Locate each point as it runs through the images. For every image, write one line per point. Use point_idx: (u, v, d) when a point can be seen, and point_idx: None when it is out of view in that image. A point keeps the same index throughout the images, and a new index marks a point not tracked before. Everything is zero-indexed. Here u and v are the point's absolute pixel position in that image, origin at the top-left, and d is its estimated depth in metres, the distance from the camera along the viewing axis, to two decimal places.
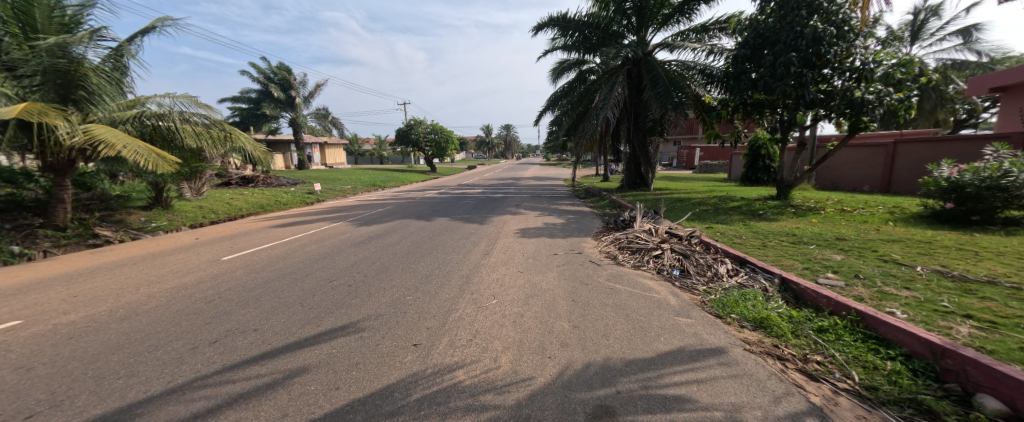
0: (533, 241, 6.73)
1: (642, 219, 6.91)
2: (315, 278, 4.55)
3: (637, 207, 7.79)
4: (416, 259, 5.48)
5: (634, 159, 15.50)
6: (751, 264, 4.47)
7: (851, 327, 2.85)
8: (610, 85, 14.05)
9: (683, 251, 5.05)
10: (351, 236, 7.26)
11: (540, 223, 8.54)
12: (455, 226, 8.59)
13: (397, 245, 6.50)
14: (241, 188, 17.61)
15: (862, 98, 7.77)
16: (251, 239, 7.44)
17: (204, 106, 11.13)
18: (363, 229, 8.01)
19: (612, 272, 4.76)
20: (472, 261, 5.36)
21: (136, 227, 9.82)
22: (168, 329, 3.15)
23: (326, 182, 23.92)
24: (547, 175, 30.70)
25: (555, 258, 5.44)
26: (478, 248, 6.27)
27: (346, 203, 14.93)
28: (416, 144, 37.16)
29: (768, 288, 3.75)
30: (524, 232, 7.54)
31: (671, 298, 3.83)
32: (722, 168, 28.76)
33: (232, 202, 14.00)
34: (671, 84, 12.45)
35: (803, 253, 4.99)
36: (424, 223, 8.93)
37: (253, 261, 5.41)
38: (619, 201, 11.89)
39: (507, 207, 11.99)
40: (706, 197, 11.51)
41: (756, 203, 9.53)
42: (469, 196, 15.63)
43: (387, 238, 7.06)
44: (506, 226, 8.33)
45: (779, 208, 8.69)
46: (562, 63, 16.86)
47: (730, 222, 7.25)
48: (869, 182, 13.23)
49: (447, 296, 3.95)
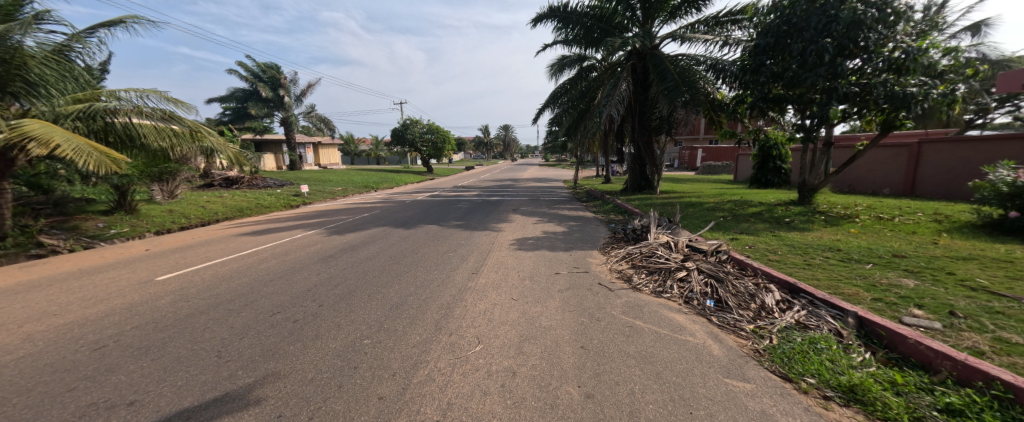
0: (530, 255, 5.81)
1: (657, 229, 5.98)
2: (255, 310, 3.61)
3: (649, 215, 6.87)
4: (389, 281, 4.55)
5: (639, 160, 14.60)
6: (808, 294, 3.51)
7: (1001, 411, 1.91)
8: (614, 82, 13.14)
9: (715, 273, 4.09)
10: (321, 248, 6.31)
11: (538, 232, 7.61)
12: (442, 235, 7.65)
13: (372, 260, 5.56)
14: (222, 190, 16.64)
15: (905, 91, 6.76)
16: (208, 250, 6.50)
17: (174, 102, 10.15)
18: (338, 239, 7.09)
19: (627, 300, 3.83)
20: (457, 284, 4.43)
21: (92, 235, 8.86)
22: (11, 401, 2.22)
23: (316, 183, 23.00)
24: (546, 176, 29.84)
25: (557, 280, 4.52)
26: (466, 264, 5.34)
27: (332, 206, 13.98)
28: (412, 144, 36.27)
29: (843, 333, 2.81)
30: (520, 244, 6.62)
31: (711, 343, 2.89)
32: (725, 169, 27.99)
33: (208, 206, 13.09)
34: (680, 79, 11.55)
35: (863, 275, 4.05)
36: (409, 230, 8.00)
37: (191, 283, 4.47)
38: (625, 205, 10.99)
39: (503, 211, 11.07)
40: (720, 201, 10.61)
41: (778, 208, 8.63)
42: (464, 199, 14.72)
43: (363, 251, 6.11)
44: (500, 235, 7.40)
45: (806, 215, 7.79)
46: (563, 59, 15.96)
47: (756, 233, 6.34)
48: (889, 185, 12.34)
49: (417, 340, 3.01)
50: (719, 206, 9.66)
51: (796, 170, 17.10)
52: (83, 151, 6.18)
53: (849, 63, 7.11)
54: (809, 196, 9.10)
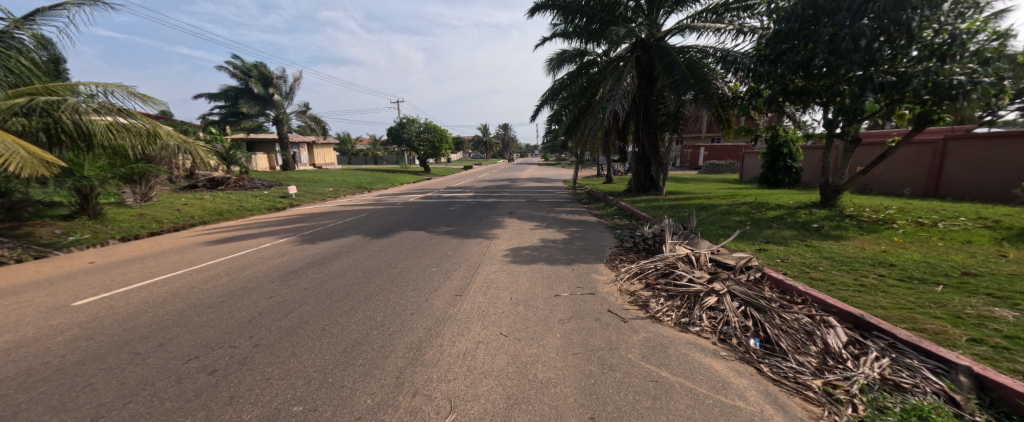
0: (526, 270, 5.01)
1: (673, 239, 5.17)
2: (169, 353, 2.81)
3: (661, 222, 6.06)
4: (354, 307, 3.75)
5: (643, 159, 13.78)
6: (885, 334, 2.68)
7: None
8: (617, 75, 12.39)
9: (754, 301, 3.27)
10: (286, 261, 5.50)
11: (535, 240, 6.79)
12: (428, 243, 6.83)
13: (341, 276, 4.75)
14: (204, 192, 15.82)
15: (951, 80, 5.93)
16: (159, 263, 5.70)
17: (141, 97, 9.31)
18: (310, 249, 6.28)
19: (646, 337, 3.02)
20: (435, 312, 3.62)
21: (46, 242, 8.06)
22: None
23: (306, 184, 22.14)
24: (546, 176, 29.08)
25: (558, 306, 3.72)
26: (451, 282, 4.54)
27: (319, 209, 13.17)
28: (408, 143, 35.43)
29: (964, 405, 1.98)
30: (516, 255, 5.81)
31: (773, 414, 2.07)
32: (728, 169, 27.39)
33: (185, 209, 12.29)
34: (689, 70, 10.72)
35: (941, 303, 3.23)
36: (392, 238, 7.20)
37: (109, 312, 3.66)
38: (630, 208, 10.20)
39: (499, 214, 10.26)
40: (733, 203, 9.82)
41: (801, 212, 7.83)
42: (458, 200, 13.92)
43: (334, 264, 5.31)
44: (492, 244, 6.59)
45: (834, 220, 7.00)
46: (563, 54, 15.15)
47: (785, 242, 5.52)
48: (910, 185, 11.53)
49: (365, 407, 2.18)
50: (733, 209, 8.86)
51: (808, 169, 16.25)
52: (9, 149, 5.37)
53: (887, 48, 6.28)
54: (833, 198, 8.29)
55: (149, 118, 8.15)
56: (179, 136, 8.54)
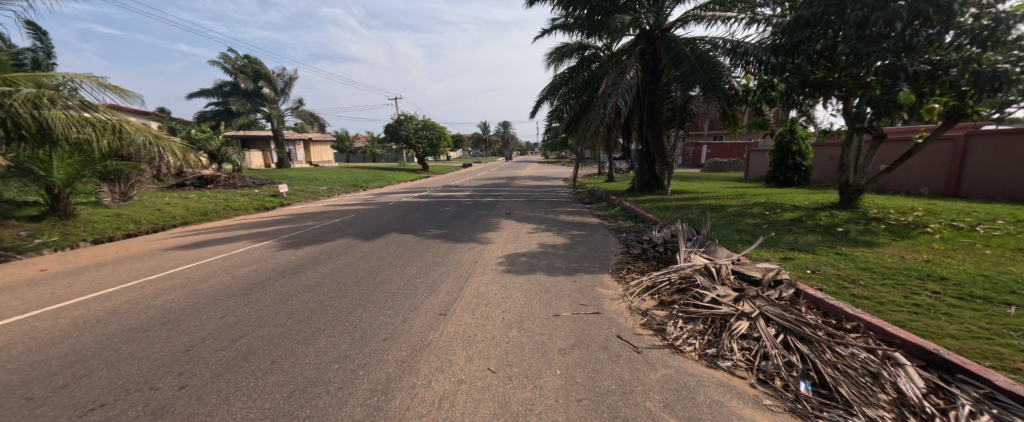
0: (523, 281, 4.45)
1: (688, 246, 4.59)
2: (70, 400, 2.24)
3: (673, 227, 5.50)
4: (317, 330, 3.18)
5: (647, 157, 13.19)
6: (974, 379, 2.11)
7: None
8: (621, 69, 11.81)
9: (797, 328, 2.69)
10: (255, 270, 4.92)
11: (533, 245, 6.21)
12: (417, 248, 6.25)
13: (312, 289, 4.18)
14: (191, 190, 15.27)
15: (995, 69, 5.34)
16: (116, 272, 5.11)
17: (114, 89, 8.75)
18: (286, 255, 5.70)
19: (666, 375, 2.44)
20: (411, 338, 3.04)
21: (8, 245, 7.51)
22: None
23: (299, 182, 21.56)
24: (546, 174, 28.48)
25: (557, 330, 3.15)
26: (435, 297, 3.96)
27: (308, 209, 12.62)
28: (406, 140, 34.79)
29: None
30: (511, 263, 5.25)
31: None
32: (732, 167, 26.86)
33: (167, 208, 11.71)
34: (698, 62, 10.11)
35: (1023, 332, 2.66)
36: (378, 242, 6.61)
37: (27, 336, 3.08)
38: (635, 209, 9.63)
39: (497, 215, 9.69)
40: (744, 204, 9.26)
41: (820, 214, 7.26)
42: (455, 200, 13.36)
43: (307, 274, 4.75)
44: (486, 250, 6.01)
45: (858, 223, 6.43)
46: (563, 47, 14.52)
47: (812, 249, 4.94)
48: (929, 185, 10.87)
49: None
50: (746, 210, 8.30)
51: (818, 168, 15.66)
52: None
53: (922, 33, 5.68)
54: (854, 199, 7.72)
55: (111, 112, 7.48)
56: (149, 130, 7.86)
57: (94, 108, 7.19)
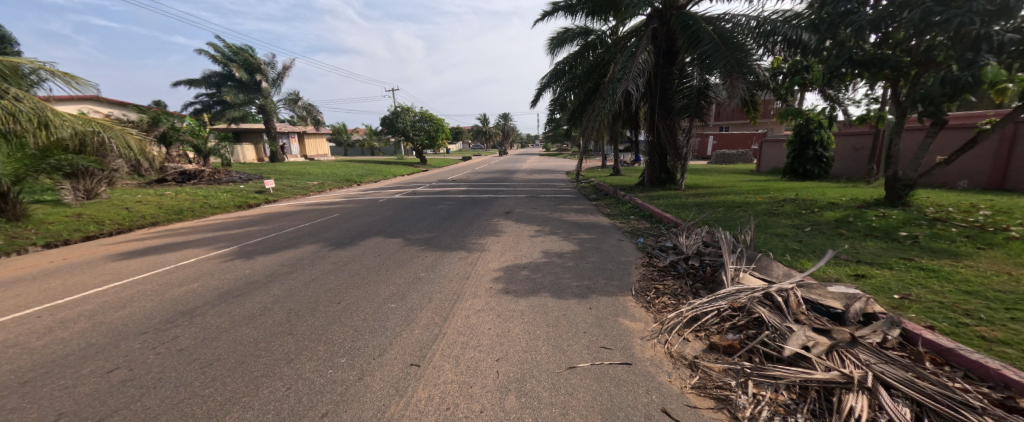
0: (525, 308, 3.50)
1: (736, 261, 3.61)
2: None
3: (710, 236, 4.52)
4: (231, 398, 2.22)
5: (658, 149, 12.15)
6: None
7: None
8: (632, 52, 10.76)
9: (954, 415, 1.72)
10: (193, 290, 3.96)
11: (536, 254, 5.25)
12: (400, 256, 5.28)
13: (251, 321, 3.22)
14: (171, 186, 14.32)
15: None
16: (25, 292, 4.15)
17: (67, 75, 7.85)
18: (239, 268, 4.72)
19: None
20: (362, 413, 2.08)
21: None
22: None
23: (291, 176, 20.62)
24: (548, 167, 27.49)
25: (573, 397, 2.18)
26: (407, 335, 2.99)
27: (290, 206, 11.69)
28: (403, 133, 33.64)
29: None
30: (511, 279, 4.28)
31: None
32: (740, 158, 25.91)
33: (137, 206, 10.70)
34: (721, 41, 9.01)
35: None
36: (356, 250, 5.63)
37: None
38: (648, 206, 8.69)
39: (494, 215, 8.75)
40: (771, 201, 8.30)
41: (869, 213, 6.30)
42: (450, 196, 12.41)
43: (255, 296, 3.78)
44: (481, 260, 5.03)
45: (919, 224, 5.48)
46: (567, 31, 13.42)
47: (884, 263, 3.95)
48: (969, 178, 9.54)
49: None
50: (777, 208, 7.34)
51: (840, 159, 14.59)
52: None
53: None
54: (903, 195, 6.77)
55: (33, 97, 6.53)
56: (78, 118, 6.99)
57: (9, 94, 6.24)
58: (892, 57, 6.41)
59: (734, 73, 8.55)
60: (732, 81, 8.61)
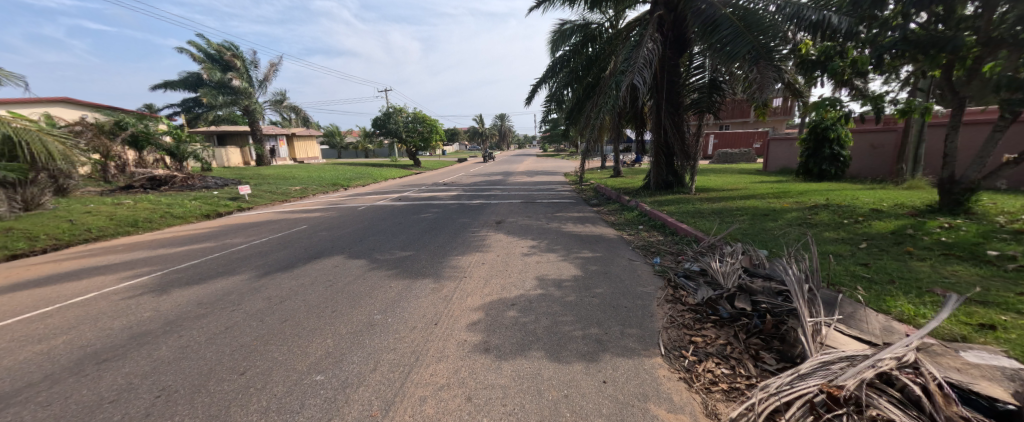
0: (512, 382, 2.40)
1: (818, 310, 2.50)
2: None
3: (765, 268, 3.42)
4: None
5: (665, 149, 11.05)
6: None
7: None
8: (637, 41, 9.73)
9: None
10: (47, 351, 2.82)
11: (530, 283, 4.16)
12: (357, 287, 4.15)
13: (88, 417, 2.08)
14: (134, 194, 13.11)
15: None
16: None
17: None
18: (138, 310, 3.57)
19: None
20: None
21: None
22: None
23: (274, 181, 19.50)
24: (544, 168, 26.44)
25: None
26: None
27: (260, 216, 10.55)
28: (395, 135, 32.57)
29: None
30: (494, 327, 3.16)
31: None
32: (742, 158, 25.07)
33: (84, 218, 9.47)
34: (744, 26, 7.94)
35: None
36: (305, 277, 4.47)
37: None
38: (658, 214, 7.62)
39: (484, 225, 7.66)
40: (800, 207, 7.27)
41: (930, 224, 5.25)
42: (438, 203, 11.31)
43: (126, 361, 2.64)
44: (458, 294, 3.93)
45: (1003, 239, 4.45)
46: (563, 24, 12.33)
47: (1006, 303, 2.88)
48: (1012, 177, 7.90)
49: None
50: (812, 218, 6.30)
51: (856, 158, 13.62)
52: None
53: None
54: (964, 201, 5.78)
55: None
56: None
57: None
58: (958, 35, 5.37)
59: (761, 61, 7.51)
60: (759, 69, 7.52)
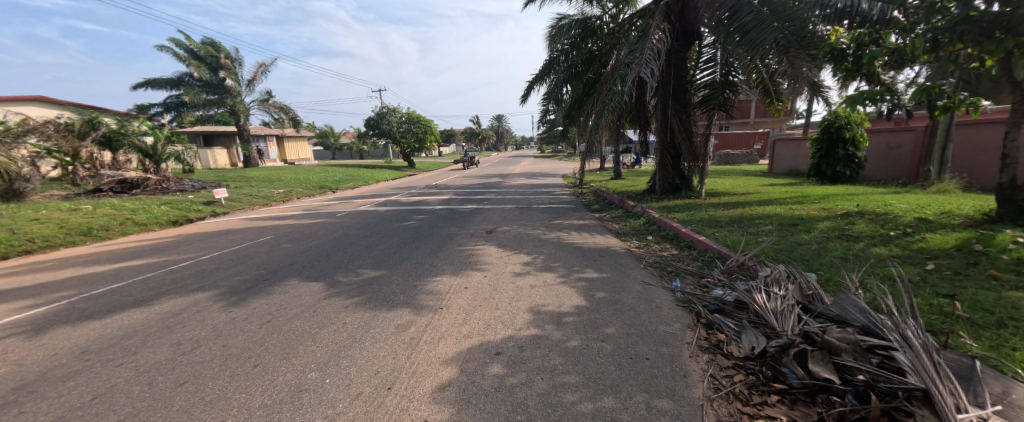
0: None
1: (956, 393, 1.64)
2: None
3: (836, 308, 2.51)
4: None
5: (671, 149, 10.16)
6: None
7: None
8: (642, 32, 8.83)
9: None
10: None
11: (522, 319, 3.27)
12: (302, 325, 3.25)
13: None
14: (98, 199, 12.17)
15: None
16: None
17: None
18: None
19: None
20: None
21: None
22: None
23: (257, 183, 18.57)
24: (542, 170, 25.59)
25: None
26: None
27: (229, 222, 9.61)
28: (389, 135, 31.67)
29: None
30: (468, 395, 2.27)
31: None
32: (745, 159, 24.31)
33: (29, 226, 8.52)
34: (766, 11, 7.05)
35: None
36: (240, 310, 3.58)
37: None
38: (668, 223, 6.76)
39: (473, 236, 6.78)
40: (828, 215, 6.42)
41: (998, 237, 4.41)
42: (426, 208, 10.43)
43: None
44: (428, 335, 3.04)
45: None
46: (561, 19, 11.43)
47: None
48: None
49: None
50: (848, 228, 5.47)
51: (871, 159, 12.83)
52: None
53: None
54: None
55: None
56: None
57: None
58: None
59: (792, 49, 6.68)
60: (791, 58, 6.69)
